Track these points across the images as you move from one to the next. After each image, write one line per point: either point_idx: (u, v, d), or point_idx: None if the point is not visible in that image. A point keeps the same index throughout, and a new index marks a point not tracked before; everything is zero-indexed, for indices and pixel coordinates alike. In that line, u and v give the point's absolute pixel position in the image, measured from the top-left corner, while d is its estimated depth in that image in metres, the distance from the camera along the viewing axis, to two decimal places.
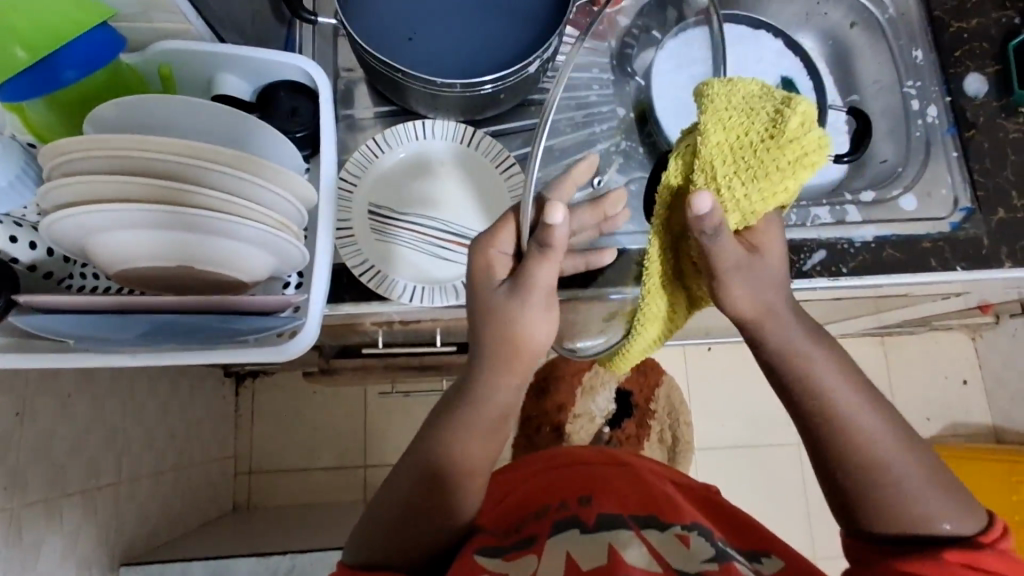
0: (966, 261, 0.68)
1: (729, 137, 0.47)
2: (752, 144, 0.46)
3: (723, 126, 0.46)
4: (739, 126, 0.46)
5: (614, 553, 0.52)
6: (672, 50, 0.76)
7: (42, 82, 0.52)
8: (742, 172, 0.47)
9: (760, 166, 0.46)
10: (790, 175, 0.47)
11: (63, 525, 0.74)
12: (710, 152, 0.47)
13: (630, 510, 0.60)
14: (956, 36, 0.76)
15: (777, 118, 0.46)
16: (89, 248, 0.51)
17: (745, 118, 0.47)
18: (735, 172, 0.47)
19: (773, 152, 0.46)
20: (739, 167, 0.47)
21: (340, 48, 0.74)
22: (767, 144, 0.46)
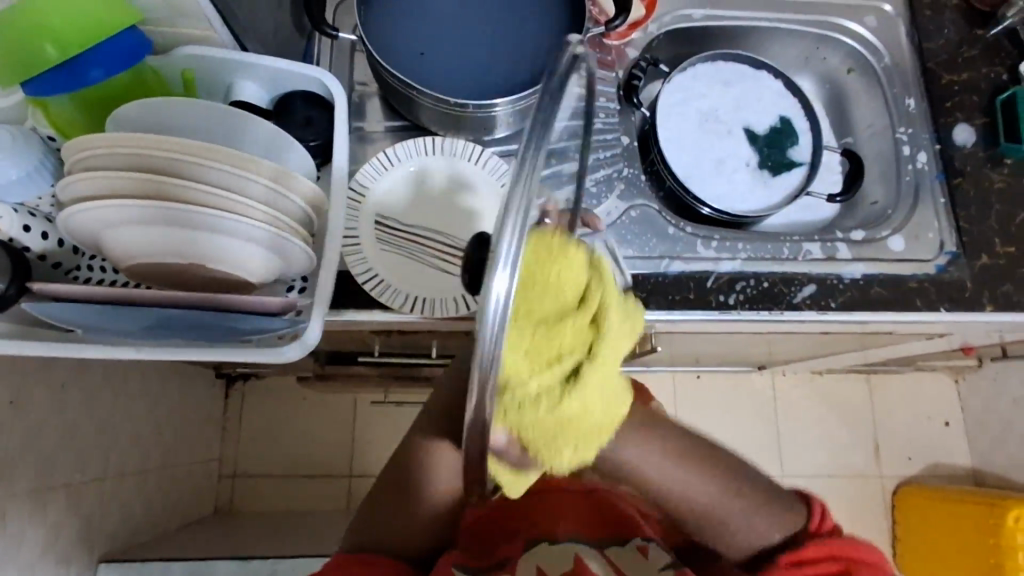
0: (950, 303, 0.71)
1: (571, 411, 0.41)
2: (575, 412, 0.41)
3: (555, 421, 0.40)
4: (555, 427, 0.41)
5: (579, 564, 0.59)
6: (679, 84, 0.80)
7: (72, 82, 0.53)
8: (558, 431, 0.41)
9: (587, 401, 0.42)
10: (594, 430, 0.43)
11: (47, 516, 0.74)
12: (557, 415, 0.40)
13: (596, 528, 0.65)
14: (948, 87, 0.80)
15: (598, 434, 0.44)
16: (104, 240, 0.52)
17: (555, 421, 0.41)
18: (559, 432, 0.41)
19: (585, 432, 0.43)
20: (562, 437, 0.41)
21: (356, 62, 0.76)
22: (567, 432, 0.42)
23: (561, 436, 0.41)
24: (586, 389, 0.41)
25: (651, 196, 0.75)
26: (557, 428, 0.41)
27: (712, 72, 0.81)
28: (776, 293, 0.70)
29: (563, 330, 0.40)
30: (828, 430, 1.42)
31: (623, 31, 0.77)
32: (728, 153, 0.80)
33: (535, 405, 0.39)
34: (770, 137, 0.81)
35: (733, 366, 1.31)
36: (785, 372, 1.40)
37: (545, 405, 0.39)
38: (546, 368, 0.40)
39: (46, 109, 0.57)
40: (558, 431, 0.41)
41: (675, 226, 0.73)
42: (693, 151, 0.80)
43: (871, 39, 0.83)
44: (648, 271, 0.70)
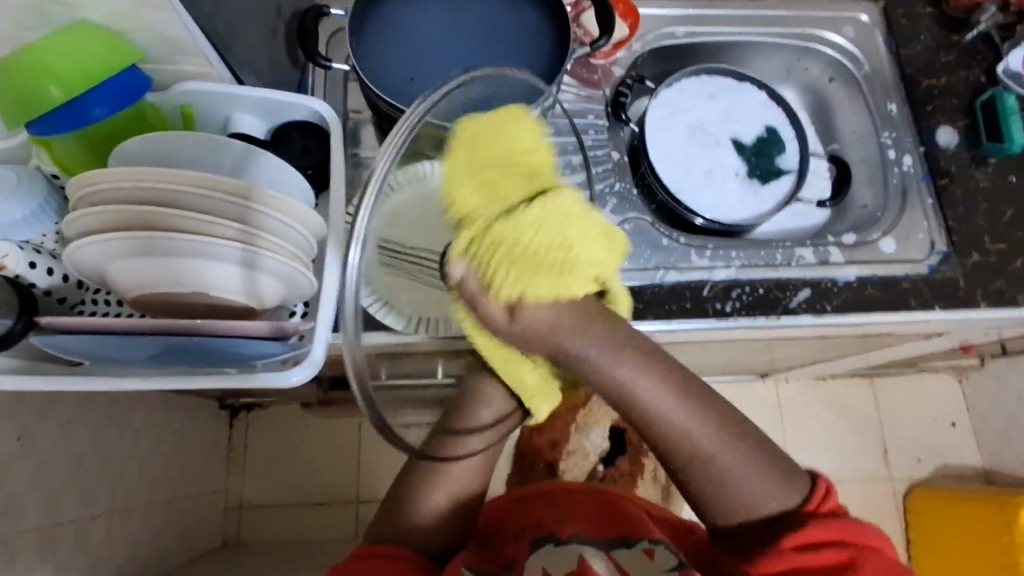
0: (943, 302, 0.72)
1: (531, 238, 0.46)
2: (539, 237, 0.47)
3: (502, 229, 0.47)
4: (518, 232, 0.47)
5: (584, 564, 0.56)
6: (665, 99, 0.82)
7: (75, 121, 0.55)
8: (515, 251, 0.46)
9: (562, 241, 0.48)
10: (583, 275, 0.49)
11: (56, 553, 0.74)
12: (513, 231, 0.46)
13: (599, 529, 0.62)
14: (928, 92, 0.82)
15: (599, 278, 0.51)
16: (109, 273, 0.53)
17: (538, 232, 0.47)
18: (538, 224, 0.47)
19: (568, 255, 0.48)
20: (520, 256, 0.47)
21: (349, 92, 0.78)
22: (549, 272, 0.48)
23: (513, 265, 0.46)
24: (544, 227, 0.47)
25: (644, 209, 0.76)
26: (511, 254, 0.46)
27: (697, 86, 0.84)
28: (772, 298, 0.71)
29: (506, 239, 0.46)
30: (835, 436, 1.42)
31: (609, 50, 0.79)
32: (717, 163, 0.82)
33: (486, 232, 0.47)
34: (757, 147, 0.83)
35: (737, 375, 1.31)
36: (789, 380, 1.40)
37: (501, 223, 0.46)
38: (487, 241, 0.46)
39: (50, 149, 0.59)
40: (521, 256, 0.47)
41: (669, 237, 0.75)
42: (684, 163, 0.81)
43: (850, 48, 0.85)
44: (644, 282, 0.70)
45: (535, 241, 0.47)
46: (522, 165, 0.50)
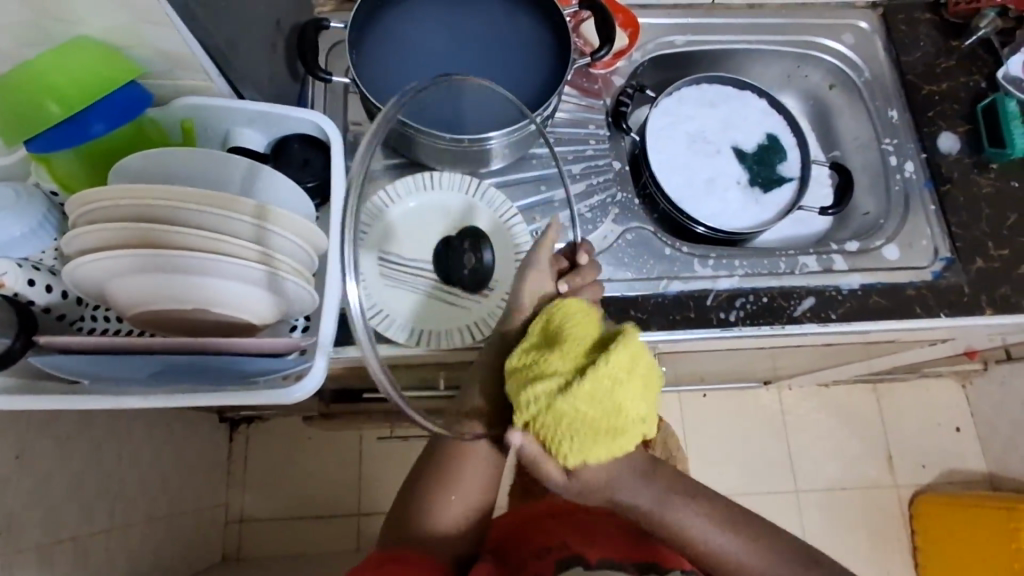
0: (949, 308, 0.71)
1: (586, 411, 0.47)
2: (594, 403, 0.47)
3: (565, 404, 0.47)
4: (582, 409, 0.47)
5: None
6: (665, 108, 0.82)
7: (75, 137, 0.55)
8: (586, 426, 0.47)
9: (615, 406, 0.48)
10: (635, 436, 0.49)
11: (54, 571, 0.73)
12: (572, 404, 0.47)
13: (627, 552, 0.59)
14: (929, 98, 0.81)
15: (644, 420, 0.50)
16: (109, 290, 0.53)
17: (594, 406, 0.47)
18: (593, 390, 0.47)
19: (618, 421, 0.48)
20: (585, 425, 0.47)
21: (349, 104, 0.78)
22: (598, 437, 0.47)
23: (579, 432, 0.47)
24: (596, 386, 0.47)
25: (646, 219, 0.76)
26: (572, 418, 0.47)
27: (698, 94, 0.83)
28: (776, 307, 0.70)
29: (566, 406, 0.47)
30: (840, 443, 1.41)
31: (609, 60, 0.79)
32: (718, 172, 0.82)
33: (559, 402, 0.47)
34: (759, 155, 0.83)
35: (740, 382, 1.31)
36: (792, 386, 1.40)
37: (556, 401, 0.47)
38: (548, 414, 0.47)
39: (49, 166, 0.58)
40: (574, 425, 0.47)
41: (671, 247, 0.74)
42: (685, 172, 0.81)
43: (850, 55, 0.85)
44: (647, 293, 0.70)
45: (595, 414, 0.47)
46: (581, 345, 0.51)
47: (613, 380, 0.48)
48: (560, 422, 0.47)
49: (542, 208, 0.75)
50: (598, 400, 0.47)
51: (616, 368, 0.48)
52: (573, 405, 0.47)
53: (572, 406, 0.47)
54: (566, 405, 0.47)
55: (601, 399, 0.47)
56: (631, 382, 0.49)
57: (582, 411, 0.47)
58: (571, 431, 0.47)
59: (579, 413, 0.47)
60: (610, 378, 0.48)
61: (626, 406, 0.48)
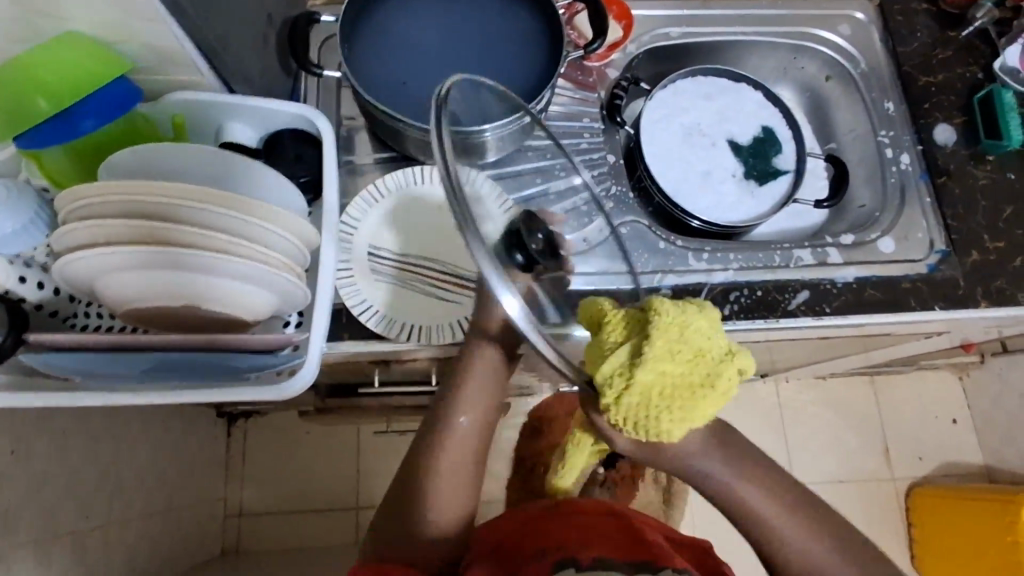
0: (943, 301, 0.71)
1: (664, 375, 0.40)
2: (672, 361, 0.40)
3: (650, 369, 0.40)
4: (668, 369, 0.40)
5: None
6: (660, 101, 0.82)
7: (66, 133, 0.55)
8: (673, 391, 0.40)
9: (697, 356, 0.41)
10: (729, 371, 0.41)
11: (53, 566, 0.73)
12: (655, 367, 0.40)
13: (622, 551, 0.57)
14: (925, 89, 0.81)
15: (730, 351, 0.42)
16: (100, 286, 0.53)
17: (680, 361, 0.41)
18: (663, 347, 0.40)
19: (704, 366, 0.41)
20: (673, 389, 0.40)
21: (342, 97, 0.78)
22: (696, 394, 0.40)
23: (668, 402, 0.40)
24: (665, 340, 0.40)
25: (641, 212, 0.76)
26: (659, 389, 0.40)
27: (693, 86, 0.83)
28: (771, 300, 0.70)
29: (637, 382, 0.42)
30: (837, 435, 1.41)
31: (603, 52, 0.78)
32: (714, 164, 0.82)
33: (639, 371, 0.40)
34: (754, 147, 0.82)
35: None
36: (789, 379, 1.40)
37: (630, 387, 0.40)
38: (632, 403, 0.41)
39: (39, 162, 0.58)
40: (664, 399, 0.40)
41: (666, 240, 0.74)
42: (680, 165, 0.81)
43: (847, 46, 0.85)
44: (642, 287, 0.71)
45: (682, 373, 0.41)
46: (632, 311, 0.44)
47: (686, 327, 0.41)
48: (648, 393, 0.40)
49: (537, 201, 0.75)
50: (678, 359, 0.41)
51: (682, 313, 0.42)
52: (657, 368, 0.40)
53: (654, 371, 0.40)
54: (649, 372, 0.40)
55: (683, 350, 0.41)
56: (704, 323, 0.42)
57: (667, 372, 0.40)
58: (662, 401, 0.40)
59: (664, 376, 0.40)
60: (685, 323, 0.41)
61: (707, 354, 0.41)
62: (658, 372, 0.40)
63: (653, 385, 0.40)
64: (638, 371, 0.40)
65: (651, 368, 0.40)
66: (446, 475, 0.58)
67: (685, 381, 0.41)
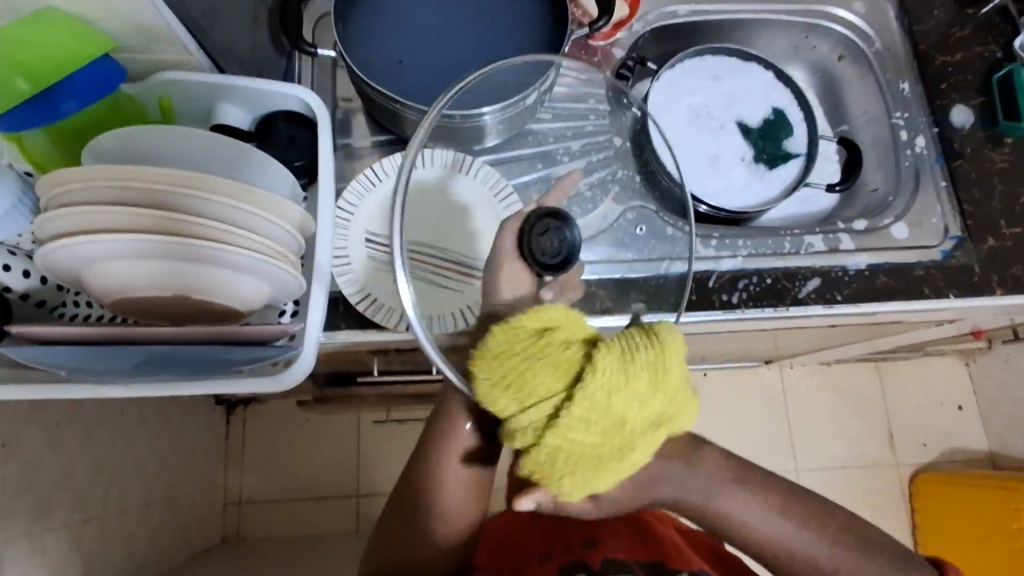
0: (958, 289, 0.69)
1: (586, 436, 0.42)
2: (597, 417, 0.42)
3: (574, 428, 0.42)
4: (587, 435, 0.42)
5: None
6: (667, 81, 0.79)
7: (44, 114, 0.52)
8: (587, 453, 0.42)
9: (623, 425, 0.42)
10: (642, 451, 0.43)
11: (48, 558, 0.72)
12: (580, 431, 0.41)
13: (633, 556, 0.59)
14: (942, 69, 0.78)
15: (659, 423, 0.44)
16: (85, 276, 0.51)
17: (602, 428, 0.42)
18: (593, 405, 0.41)
19: (622, 436, 0.42)
20: (583, 454, 0.42)
21: (338, 78, 0.75)
22: (606, 459, 0.43)
23: (571, 462, 0.42)
24: (600, 397, 0.41)
25: (648, 197, 0.74)
26: (567, 451, 0.42)
27: (701, 66, 0.80)
28: (781, 288, 0.68)
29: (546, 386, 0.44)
30: (841, 421, 1.40)
31: (608, 31, 0.75)
32: (722, 148, 0.79)
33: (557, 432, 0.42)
34: (764, 130, 0.80)
35: (741, 362, 1.29)
36: (794, 366, 1.38)
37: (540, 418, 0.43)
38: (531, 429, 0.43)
39: (21, 144, 0.56)
40: (583, 456, 0.42)
41: (673, 226, 0.72)
42: (687, 148, 0.78)
43: (860, 25, 0.82)
44: (648, 275, 0.68)
45: (603, 440, 0.42)
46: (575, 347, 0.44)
47: (624, 390, 0.42)
48: (561, 450, 0.42)
49: (539, 186, 0.73)
50: (601, 423, 0.42)
51: (624, 375, 0.42)
52: (581, 430, 0.42)
53: (578, 432, 0.42)
54: (575, 432, 0.42)
55: (617, 417, 0.42)
56: (645, 387, 0.43)
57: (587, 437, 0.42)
58: (575, 459, 0.42)
59: (581, 439, 0.42)
60: (627, 386, 0.42)
61: (632, 421, 0.43)
62: (580, 435, 0.42)
63: (573, 442, 0.42)
64: (562, 431, 0.42)
65: (574, 429, 0.42)
66: (448, 479, 0.57)
67: (603, 446, 0.42)
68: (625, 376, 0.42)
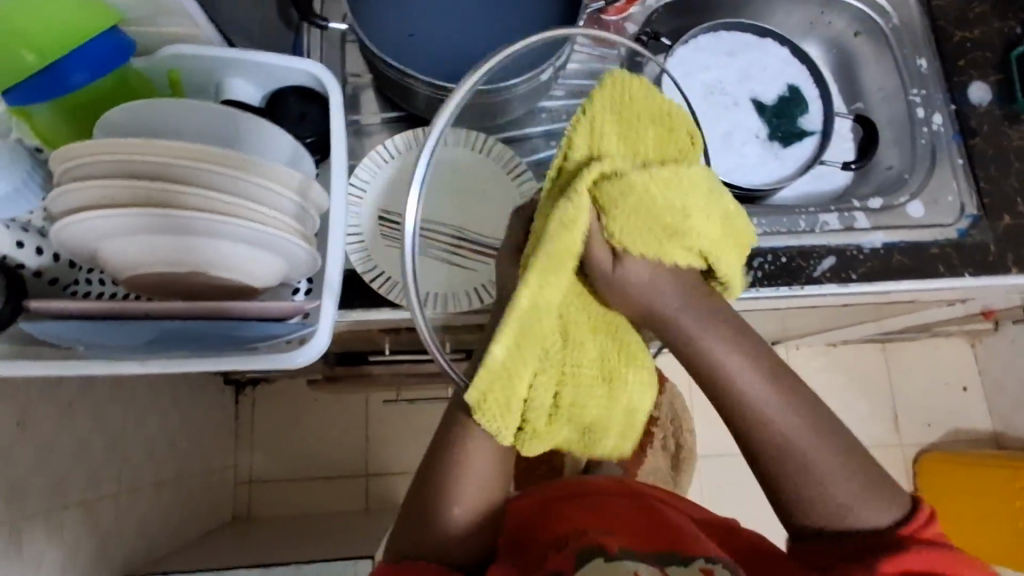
0: (973, 267, 0.68)
1: (657, 198, 0.44)
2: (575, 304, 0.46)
3: (657, 188, 0.44)
4: (657, 200, 0.44)
5: None
6: (681, 57, 0.78)
7: (53, 88, 0.51)
8: (653, 203, 0.44)
9: (684, 212, 0.46)
10: (694, 242, 0.47)
11: (64, 534, 0.73)
12: (649, 187, 0.44)
13: (647, 543, 0.57)
14: (960, 45, 0.77)
15: (703, 252, 0.48)
16: (99, 252, 0.50)
17: (663, 203, 0.45)
18: (636, 207, 0.44)
19: (683, 222, 0.46)
20: (654, 215, 0.45)
21: (348, 53, 0.74)
22: (667, 237, 0.46)
23: (641, 222, 0.45)
24: (661, 180, 0.44)
25: None
26: (639, 210, 0.44)
27: (715, 42, 0.79)
28: (795, 267, 0.68)
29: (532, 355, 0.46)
30: (847, 402, 1.41)
31: (620, 6, 0.74)
32: (736, 125, 0.78)
33: (633, 190, 0.44)
34: (778, 107, 0.79)
35: (748, 343, 1.29)
36: (800, 347, 1.38)
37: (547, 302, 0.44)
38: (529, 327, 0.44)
39: (30, 121, 0.55)
40: (648, 221, 0.45)
41: None
42: (701, 125, 0.77)
43: None
44: None
45: (661, 214, 0.45)
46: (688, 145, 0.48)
47: (692, 191, 0.46)
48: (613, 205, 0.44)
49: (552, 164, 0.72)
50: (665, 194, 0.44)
51: (691, 178, 0.46)
52: (639, 196, 0.44)
53: (636, 197, 0.44)
54: (635, 195, 0.44)
55: (691, 207, 0.46)
56: (703, 196, 0.46)
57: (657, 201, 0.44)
58: (633, 197, 0.44)
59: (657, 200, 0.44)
60: (699, 190, 0.46)
61: (702, 210, 0.46)
62: (660, 197, 0.44)
63: (632, 205, 0.44)
64: (642, 171, 0.44)
65: (656, 179, 0.44)
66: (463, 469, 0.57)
67: (663, 227, 0.45)
68: (693, 184, 0.46)
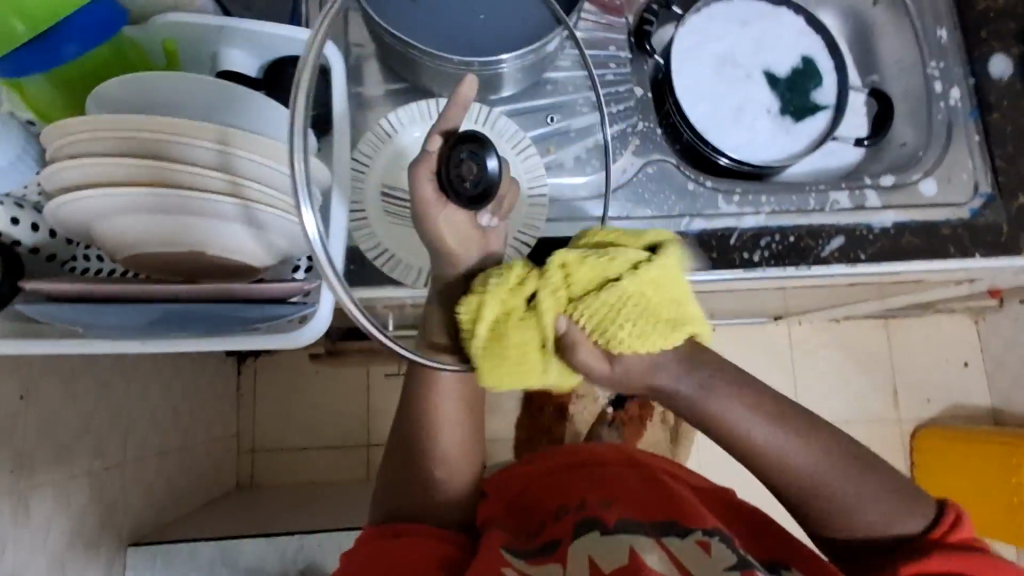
0: (985, 248, 0.67)
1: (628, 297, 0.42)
2: (659, 296, 0.43)
3: (580, 271, 0.42)
4: (589, 277, 0.42)
5: (636, 559, 0.50)
6: (693, 27, 0.76)
7: (45, 61, 0.50)
8: (638, 311, 0.42)
9: (676, 299, 0.44)
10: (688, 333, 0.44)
11: (71, 504, 0.74)
12: (637, 289, 0.42)
13: (649, 512, 0.57)
14: (983, 16, 0.75)
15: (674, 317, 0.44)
16: (99, 232, 0.49)
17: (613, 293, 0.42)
18: (638, 311, 0.42)
19: (612, 271, 0.42)
20: (626, 314, 0.42)
21: (349, 21, 0.71)
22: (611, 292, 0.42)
23: (625, 314, 0.42)
24: (615, 293, 0.42)
25: (669, 150, 0.71)
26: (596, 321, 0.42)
27: (728, 11, 0.77)
28: (803, 247, 0.66)
29: (614, 325, 0.42)
30: (845, 377, 1.41)
31: None
32: (748, 97, 0.76)
33: (561, 295, 0.42)
34: (793, 80, 0.76)
35: (751, 318, 1.28)
36: (803, 321, 1.38)
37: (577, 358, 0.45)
38: (613, 289, 0.41)
39: (23, 93, 0.53)
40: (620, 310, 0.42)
41: (694, 181, 0.70)
42: (714, 99, 0.75)
43: None
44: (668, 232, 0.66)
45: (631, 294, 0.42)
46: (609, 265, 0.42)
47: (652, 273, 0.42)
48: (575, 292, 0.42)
49: (558, 138, 0.70)
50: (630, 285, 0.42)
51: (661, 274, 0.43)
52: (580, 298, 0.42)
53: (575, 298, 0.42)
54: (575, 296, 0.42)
55: (657, 278, 0.42)
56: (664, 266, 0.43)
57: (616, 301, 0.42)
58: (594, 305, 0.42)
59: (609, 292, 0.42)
60: (665, 285, 0.43)
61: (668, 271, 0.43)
62: (571, 270, 0.42)
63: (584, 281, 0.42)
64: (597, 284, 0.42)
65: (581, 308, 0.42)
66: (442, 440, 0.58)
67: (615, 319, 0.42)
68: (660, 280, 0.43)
